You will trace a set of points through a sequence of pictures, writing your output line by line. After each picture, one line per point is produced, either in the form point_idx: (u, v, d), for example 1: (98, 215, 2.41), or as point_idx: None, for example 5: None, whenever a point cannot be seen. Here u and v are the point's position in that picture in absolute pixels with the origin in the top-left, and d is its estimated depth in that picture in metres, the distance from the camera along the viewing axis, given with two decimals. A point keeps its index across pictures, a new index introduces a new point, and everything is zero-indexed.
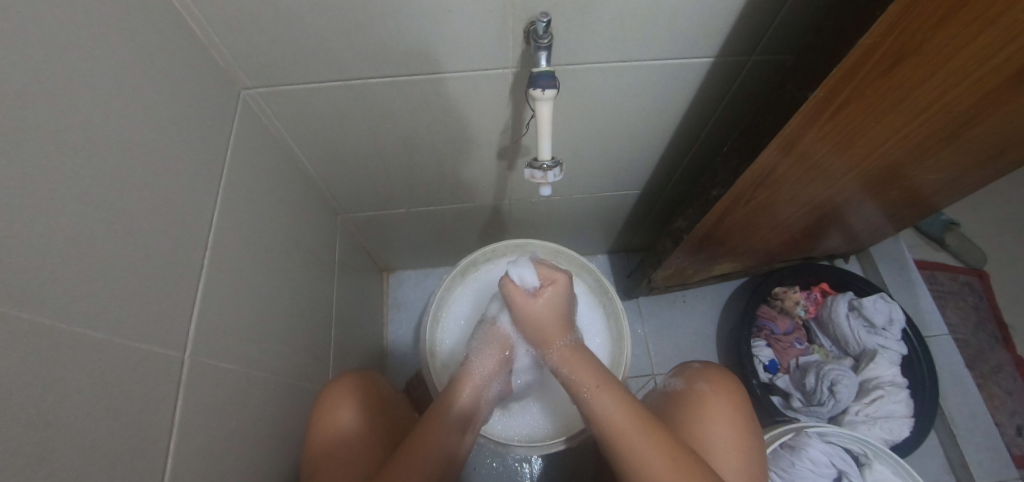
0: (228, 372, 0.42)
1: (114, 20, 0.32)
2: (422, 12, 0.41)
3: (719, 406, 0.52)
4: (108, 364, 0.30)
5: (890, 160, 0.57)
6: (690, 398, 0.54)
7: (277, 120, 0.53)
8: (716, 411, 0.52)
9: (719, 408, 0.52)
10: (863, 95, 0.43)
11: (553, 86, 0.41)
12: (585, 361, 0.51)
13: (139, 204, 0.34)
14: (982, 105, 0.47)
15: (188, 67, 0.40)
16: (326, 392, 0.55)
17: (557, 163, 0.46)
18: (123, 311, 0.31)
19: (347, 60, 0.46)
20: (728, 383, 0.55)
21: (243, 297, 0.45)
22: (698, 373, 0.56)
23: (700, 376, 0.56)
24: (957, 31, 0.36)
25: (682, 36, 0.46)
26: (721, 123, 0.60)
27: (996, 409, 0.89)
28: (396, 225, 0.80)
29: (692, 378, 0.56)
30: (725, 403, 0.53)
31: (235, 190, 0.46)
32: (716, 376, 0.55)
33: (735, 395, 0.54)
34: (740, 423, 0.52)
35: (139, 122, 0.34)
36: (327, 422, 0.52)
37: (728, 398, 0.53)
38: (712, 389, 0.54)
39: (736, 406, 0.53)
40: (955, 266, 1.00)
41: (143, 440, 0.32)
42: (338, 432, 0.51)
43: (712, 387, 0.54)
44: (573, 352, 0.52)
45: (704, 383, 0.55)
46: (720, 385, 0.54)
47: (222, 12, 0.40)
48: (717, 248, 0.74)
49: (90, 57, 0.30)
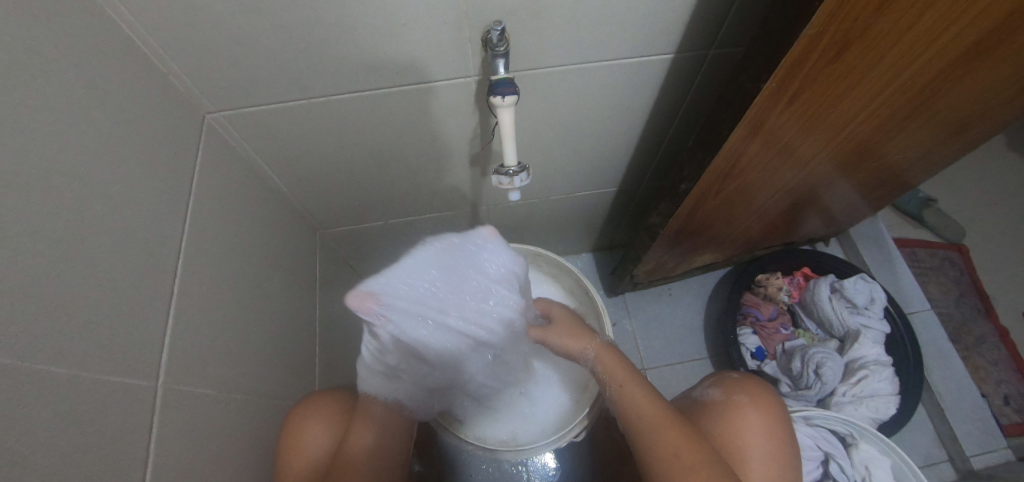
0: (205, 396, 0.42)
1: (69, 55, 0.33)
2: (379, 27, 0.41)
3: (754, 416, 0.53)
4: (77, 398, 0.30)
5: (855, 142, 0.58)
6: (724, 407, 0.54)
7: (244, 142, 0.53)
8: (751, 422, 0.52)
9: (756, 418, 0.53)
10: (818, 80, 0.44)
11: (513, 93, 0.42)
12: (614, 362, 0.54)
13: (103, 236, 0.34)
14: (938, 82, 0.48)
15: (148, 95, 0.40)
16: (292, 412, 0.54)
17: (523, 167, 0.47)
18: (92, 343, 0.31)
19: (309, 79, 0.46)
20: (766, 395, 0.55)
21: (218, 321, 0.45)
22: (735, 383, 0.56)
23: (740, 387, 0.56)
24: (901, 11, 0.37)
25: (639, 35, 0.47)
26: (687, 117, 0.60)
27: (983, 380, 0.90)
28: (376, 238, 0.81)
29: (730, 388, 0.56)
30: (761, 415, 0.53)
31: (204, 214, 0.46)
32: (754, 388, 0.55)
33: (773, 407, 0.54)
34: (774, 435, 0.52)
35: (99, 154, 0.34)
36: (295, 446, 0.51)
37: (764, 409, 0.53)
38: (750, 400, 0.54)
39: (772, 418, 0.53)
40: (934, 242, 1.02)
41: (118, 471, 0.32)
42: (312, 454, 0.51)
43: (749, 398, 0.54)
44: (604, 353, 0.54)
45: (743, 394, 0.55)
46: (759, 397, 0.54)
47: (179, 38, 0.40)
48: (696, 239, 0.74)
49: (47, 95, 0.31)
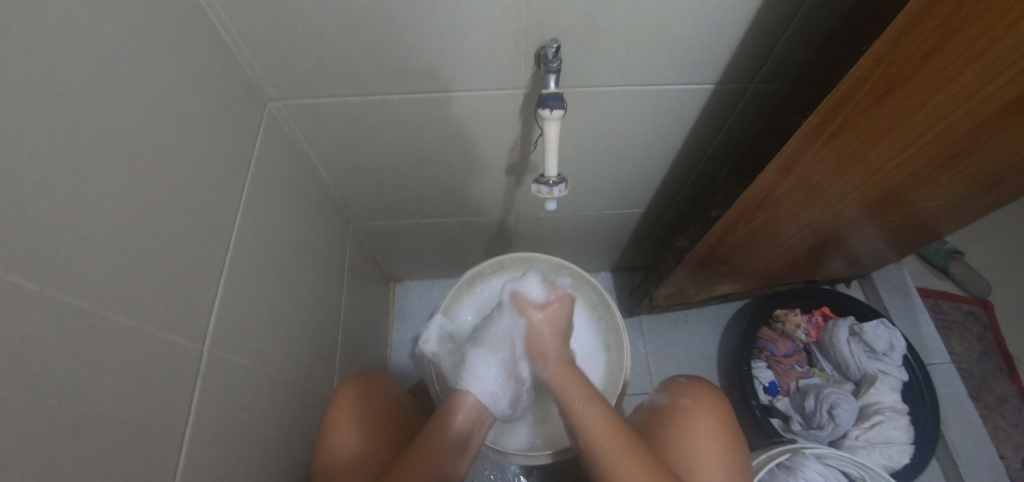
0: (242, 367, 0.44)
1: (160, 36, 0.35)
2: (441, 35, 0.44)
3: (703, 419, 0.53)
4: (136, 352, 0.32)
5: (885, 187, 0.58)
6: (675, 412, 0.54)
7: (298, 130, 0.56)
8: (699, 426, 0.52)
9: (704, 421, 0.53)
10: (856, 123, 0.45)
11: (561, 107, 0.44)
12: (573, 378, 0.55)
13: (173, 204, 0.36)
14: (974, 136, 0.49)
15: (221, 77, 0.43)
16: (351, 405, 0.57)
17: (562, 178, 0.49)
18: (152, 301, 0.33)
19: (368, 77, 0.49)
20: (713, 398, 0.55)
21: (259, 296, 0.47)
22: (682, 387, 0.57)
23: (685, 390, 0.56)
24: (941, 66, 0.38)
25: (687, 63, 0.48)
26: (722, 146, 0.62)
27: (1002, 441, 0.88)
28: (404, 236, 0.83)
29: (676, 393, 0.56)
30: (710, 417, 0.53)
31: (258, 194, 0.48)
32: (702, 391, 0.56)
33: (720, 410, 0.54)
34: (725, 438, 0.52)
35: (177, 126, 0.37)
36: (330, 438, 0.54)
37: (710, 412, 0.54)
38: (696, 404, 0.54)
39: (720, 421, 0.53)
40: (958, 295, 1.01)
41: (161, 425, 0.34)
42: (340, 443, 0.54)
43: (695, 401, 0.55)
44: (563, 366, 0.56)
45: (689, 397, 0.55)
46: (705, 400, 0.55)
47: (256, 28, 0.43)
48: (719, 268, 0.75)
49: (137, 69, 0.33)
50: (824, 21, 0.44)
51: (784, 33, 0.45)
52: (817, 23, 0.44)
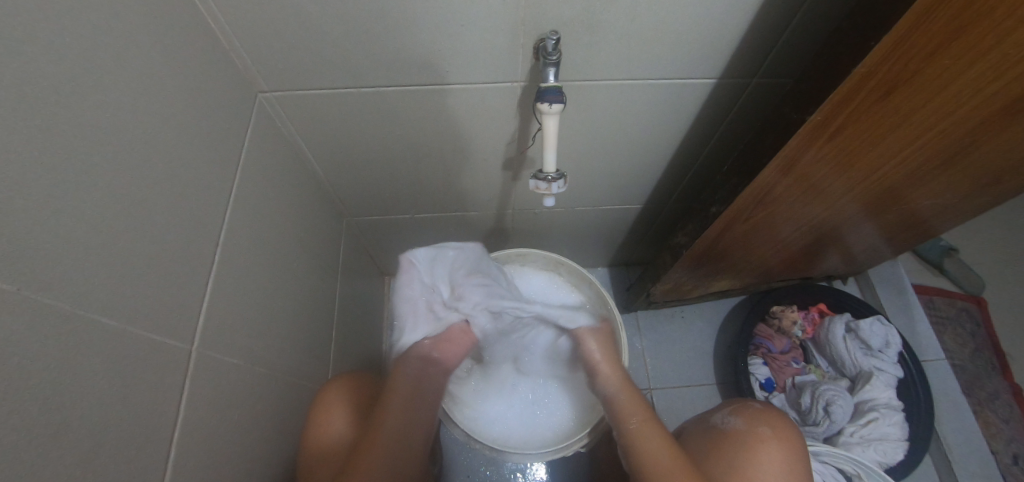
0: (233, 366, 0.43)
1: (143, 25, 0.34)
2: (438, 27, 0.43)
3: (778, 450, 0.52)
4: (121, 353, 0.31)
5: (887, 184, 0.58)
6: (748, 438, 0.54)
7: (289, 123, 0.54)
8: (773, 456, 0.52)
9: (778, 452, 0.52)
10: (860, 119, 0.44)
11: (560, 101, 0.43)
12: (634, 397, 0.54)
13: (158, 199, 0.35)
14: (978, 133, 0.48)
15: (208, 67, 0.41)
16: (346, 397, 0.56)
17: (561, 174, 0.48)
18: (138, 301, 0.32)
19: (363, 69, 0.47)
20: (787, 429, 0.55)
21: (250, 294, 0.46)
22: (757, 415, 0.56)
23: (761, 419, 0.55)
24: (951, 62, 0.38)
25: (688, 56, 0.47)
26: (722, 141, 0.61)
27: (993, 437, 0.89)
28: (399, 231, 0.82)
29: (752, 419, 0.56)
30: (784, 451, 0.53)
31: (248, 189, 0.47)
32: (776, 421, 0.55)
33: (794, 443, 0.54)
34: (796, 473, 0.52)
35: (162, 119, 0.36)
36: (318, 427, 0.53)
37: (785, 444, 0.53)
38: (773, 435, 0.54)
39: (793, 456, 0.53)
40: (952, 292, 1.01)
41: (150, 428, 0.33)
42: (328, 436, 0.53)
43: (772, 432, 0.54)
44: (625, 385, 0.55)
45: (766, 427, 0.54)
46: (780, 431, 0.54)
47: (245, 18, 0.41)
48: (717, 264, 0.74)
49: (119, 59, 0.32)
50: (831, 14, 0.43)
51: (788, 27, 0.44)
52: (822, 17, 0.43)
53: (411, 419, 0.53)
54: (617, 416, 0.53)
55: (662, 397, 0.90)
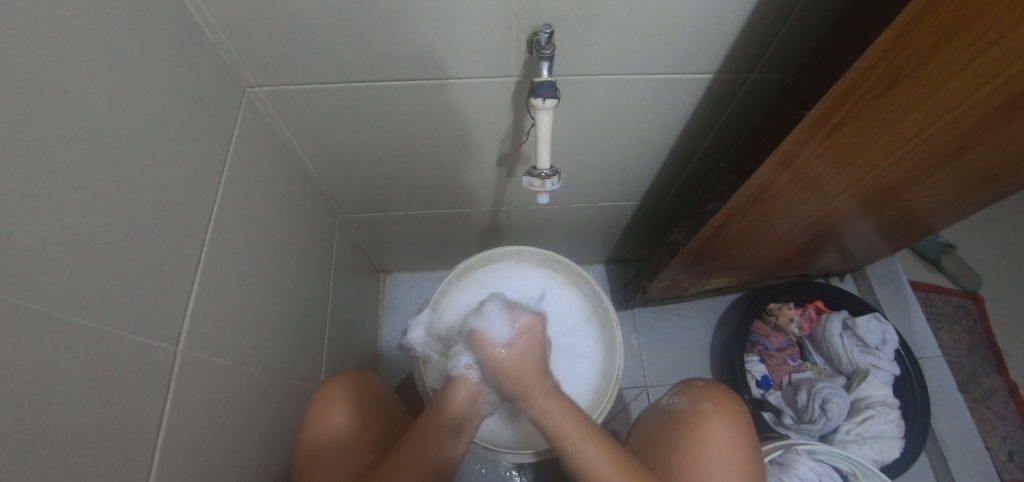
0: (221, 366, 0.42)
1: (125, 17, 0.33)
2: (429, 20, 0.42)
3: (722, 426, 0.52)
4: (104, 354, 0.30)
5: (885, 181, 0.57)
6: (692, 418, 0.53)
7: (279, 119, 0.54)
8: (719, 434, 0.52)
9: (723, 428, 0.52)
10: (859, 115, 0.44)
11: (554, 97, 0.42)
12: (562, 410, 0.50)
13: (142, 197, 0.34)
14: (977, 129, 0.48)
15: (193, 61, 0.40)
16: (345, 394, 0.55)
17: (555, 171, 0.47)
18: (122, 302, 0.32)
19: (353, 63, 0.46)
20: (730, 402, 0.55)
21: (239, 292, 0.46)
22: (701, 392, 0.56)
23: (703, 396, 0.55)
24: (951, 56, 0.37)
25: (685, 51, 0.47)
26: (720, 138, 0.60)
27: (988, 433, 0.89)
28: (393, 227, 0.81)
29: (694, 397, 0.55)
30: (729, 425, 0.52)
31: (237, 186, 0.46)
32: (719, 396, 0.55)
33: (738, 415, 0.54)
34: (742, 446, 0.52)
35: (145, 114, 0.35)
36: (318, 419, 0.53)
37: (728, 417, 0.53)
38: (715, 410, 0.53)
39: (739, 429, 0.53)
40: (950, 289, 1.01)
41: (134, 430, 0.32)
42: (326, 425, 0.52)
43: (714, 408, 0.54)
44: (551, 401, 0.51)
45: (707, 403, 0.54)
46: (723, 405, 0.54)
47: (231, 11, 0.40)
48: (714, 262, 0.74)
49: (100, 53, 0.31)
50: (831, 8, 0.42)
51: (786, 21, 0.44)
52: (821, 11, 0.43)
53: (452, 440, 0.53)
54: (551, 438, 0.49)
55: (658, 395, 0.89)
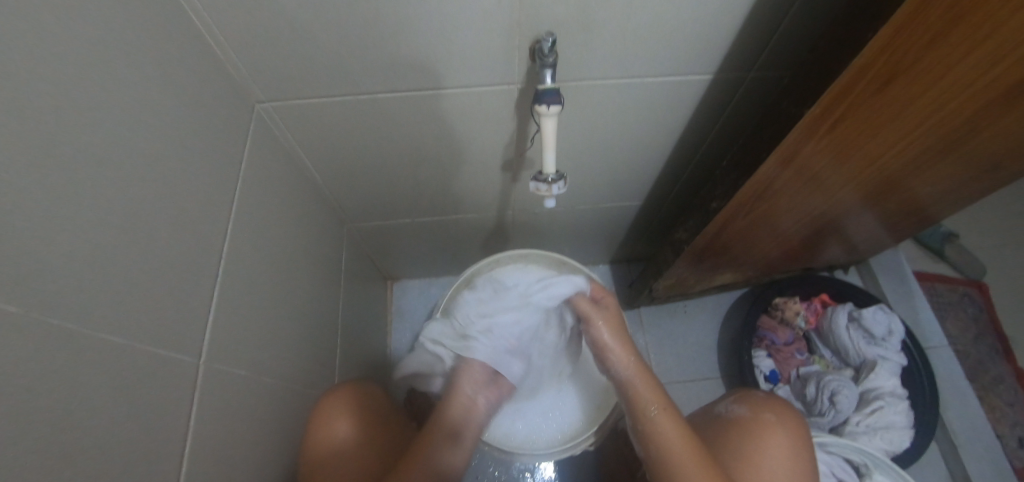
0: (239, 377, 0.43)
1: (139, 40, 0.34)
2: (433, 31, 0.42)
3: (786, 438, 0.53)
4: (128, 368, 0.31)
5: (887, 173, 0.58)
6: (756, 425, 0.54)
7: (288, 132, 0.55)
8: (781, 442, 0.52)
9: (786, 439, 0.53)
10: (859, 111, 0.45)
11: (558, 103, 0.43)
12: (647, 380, 0.54)
13: (159, 215, 0.35)
14: (976, 120, 0.48)
15: (202, 78, 0.41)
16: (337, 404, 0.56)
17: (560, 176, 0.48)
18: (142, 317, 0.32)
19: (359, 77, 0.47)
20: (791, 417, 0.55)
21: (254, 305, 0.47)
22: (764, 403, 0.56)
23: (767, 406, 0.56)
24: (946, 52, 0.38)
25: (684, 53, 0.47)
26: (721, 137, 0.61)
27: (998, 421, 0.89)
28: (400, 235, 0.82)
29: (757, 407, 0.56)
30: (790, 436, 0.53)
31: (249, 200, 0.47)
32: (782, 410, 0.56)
33: (800, 430, 0.54)
34: (803, 460, 0.52)
35: (160, 134, 0.36)
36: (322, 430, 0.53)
37: (791, 430, 0.54)
38: (778, 421, 0.54)
39: (801, 442, 0.53)
40: (954, 277, 1.02)
41: (160, 442, 0.33)
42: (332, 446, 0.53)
43: (778, 418, 0.54)
44: (640, 371, 0.55)
45: (770, 414, 0.55)
46: (786, 418, 0.55)
47: (239, 29, 0.41)
48: (719, 259, 0.75)
49: (116, 76, 0.32)
50: (825, 8, 0.43)
51: (783, 21, 0.44)
52: (816, 10, 0.43)
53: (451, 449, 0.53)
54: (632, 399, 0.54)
55: (668, 393, 0.90)
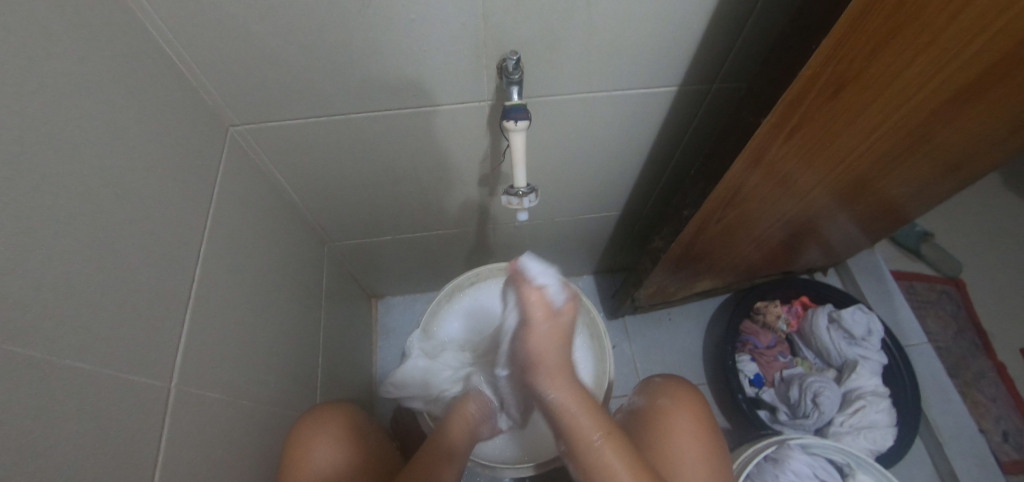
0: (215, 400, 0.43)
1: (109, 70, 0.35)
2: (401, 53, 0.44)
3: (682, 418, 0.53)
4: (97, 395, 0.31)
5: (852, 176, 0.60)
6: (651, 413, 0.54)
7: (264, 154, 0.55)
8: (677, 425, 0.53)
9: (683, 420, 0.53)
10: (815, 118, 0.46)
11: (526, 118, 0.44)
12: (586, 407, 0.48)
13: (131, 241, 0.35)
14: (928, 124, 0.50)
15: (177, 104, 0.42)
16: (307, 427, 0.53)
17: (532, 189, 0.49)
18: (113, 343, 0.32)
19: (333, 98, 0.48)
20: (688, 395, 0.56)
21: (230, 327, 0.47)
22: (659, 388, 0.57)
23: (662, 391, 0.57)
24: (890, 59, 0.40)
25: (647, 68, 0.49)
26: (691, 146, 0.63)
27: (982, 416, 0.90)
28: (381, 253, 0.82)
29: (653, 394, 0.57)
30: (687, 416, 0.54)
31: (224, 223, 0.47)
32: (675, 391, 0.56)
33: (696, 406, 0.55)
34: (702, 436, 0.52)
35: (130, 159, 0.36)
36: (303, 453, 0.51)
37: (687, 410, 0.54)
38: (675, 404, 0.55)
39: (697, 419, 0.54)
40: (931, 276, 1.04)
41: (131, 470, 0.33)
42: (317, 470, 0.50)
43: (673, 402, 0.55)
44: (576, 398, 0.49)
45: (666, 398, 0.56)
46: (682, 399, 0.55)
47: (212, 55, 0.42)
48: (697, 265, 0.76)
49: (88, 106, 0.33)
50: (777, 22, 0.45)
51: (739, 35, 0.46)
52: (770, 23, 0.45)
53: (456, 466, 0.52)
54: (566, 430, 0.48)
55: None
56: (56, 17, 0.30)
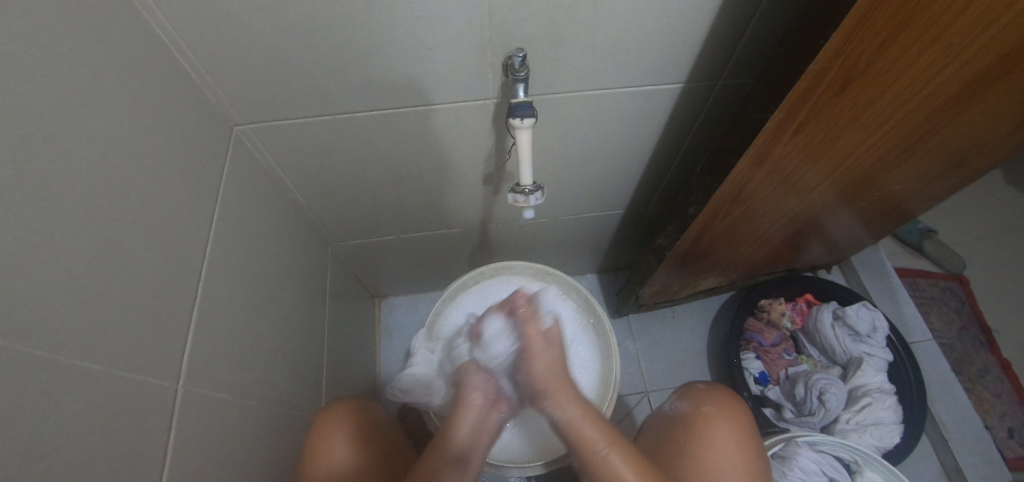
0: (221, 400, 0.43)
1: (114, 69, 0.34)
2: (406, 50, 0.43)
3: (726, 426, 0.53)
4: (104, 395, 0.30)
5: (858, 172, 0.59)
6: (695, 421, 0.54)
7: (267, 153, 0.55)
8: (721, 434, 0.53)
9: (726, 428, 0.53)
10: (822, 113, 0.46)
11: (531, 115, 0.44)
12: (593, 420, 0.51)
13: (137, 241, 0.35)
14: (935, 119, 0.50)
15: (181, 103, 0.42)
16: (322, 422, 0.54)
17: (538, 186, 0.49)
18: (120, 342, 0.32)
19: (337, 96, 0.48)
20: (733, 403, 0.56)
21: (236, 327, 0.46)
22: (703, 395, 0.57)
23: (706, 398, 0.56)
24: (898, 53, 0.39)
25: (653, 64, 0.49)
26: (695, 143, 0.62)
27: (986, 412, 0.90)
28: (385, 252, 0.82)
29: (697, 401, 0.56)
30: (731, 424, 0.53)
31: (229, 222, 0.47)
32: (721, 399, 0.56)
33: (740, 414, 0.55)
34: (747, 446, 0.52)
35: (135, 158, 0.36)
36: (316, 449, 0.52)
37: (731, 418, 0.54)
38: (720, 411, 0.54)
39: (741, 427, 0.54)
40: (935, 272, 1.03)
41: (138, 470, 0.32)
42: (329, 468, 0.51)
43: (717, 409, 0.55)
44: (582, 409, 0.51)
45: (710, 406, 0.55)
46: (727, 406, 0.55)
47: (216, 54, 0.42)
48: (701, 263, 0.76)
49: (93, 104, 0.32)
50: (782, 17, 0.45)
51: (745, 30, 0.46)
52: (776, 17, 0.45)
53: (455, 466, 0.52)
54: (575, 445, 0.50)
55: (660, 399, 0.90)
56: (58, 14, 0.30)
